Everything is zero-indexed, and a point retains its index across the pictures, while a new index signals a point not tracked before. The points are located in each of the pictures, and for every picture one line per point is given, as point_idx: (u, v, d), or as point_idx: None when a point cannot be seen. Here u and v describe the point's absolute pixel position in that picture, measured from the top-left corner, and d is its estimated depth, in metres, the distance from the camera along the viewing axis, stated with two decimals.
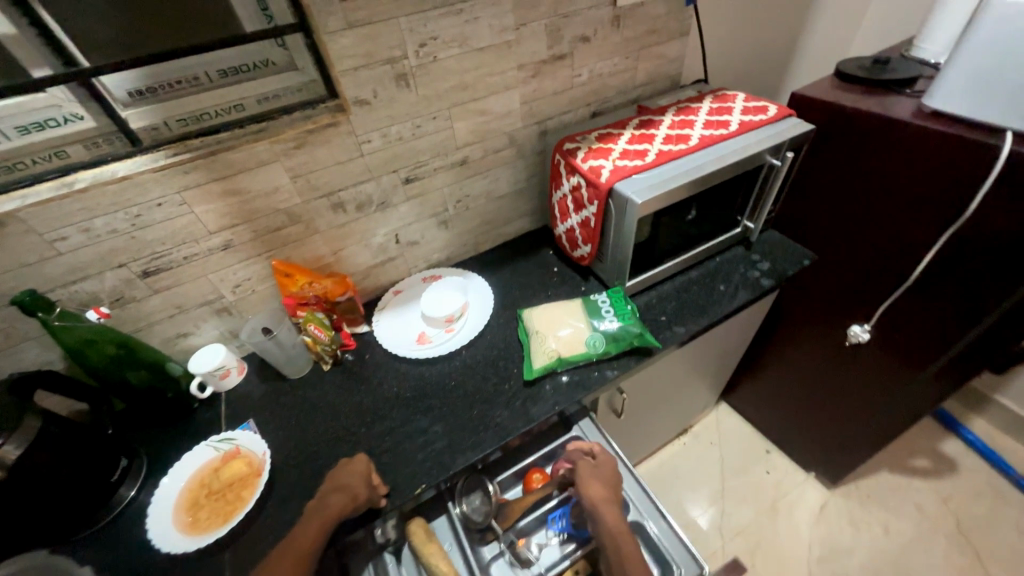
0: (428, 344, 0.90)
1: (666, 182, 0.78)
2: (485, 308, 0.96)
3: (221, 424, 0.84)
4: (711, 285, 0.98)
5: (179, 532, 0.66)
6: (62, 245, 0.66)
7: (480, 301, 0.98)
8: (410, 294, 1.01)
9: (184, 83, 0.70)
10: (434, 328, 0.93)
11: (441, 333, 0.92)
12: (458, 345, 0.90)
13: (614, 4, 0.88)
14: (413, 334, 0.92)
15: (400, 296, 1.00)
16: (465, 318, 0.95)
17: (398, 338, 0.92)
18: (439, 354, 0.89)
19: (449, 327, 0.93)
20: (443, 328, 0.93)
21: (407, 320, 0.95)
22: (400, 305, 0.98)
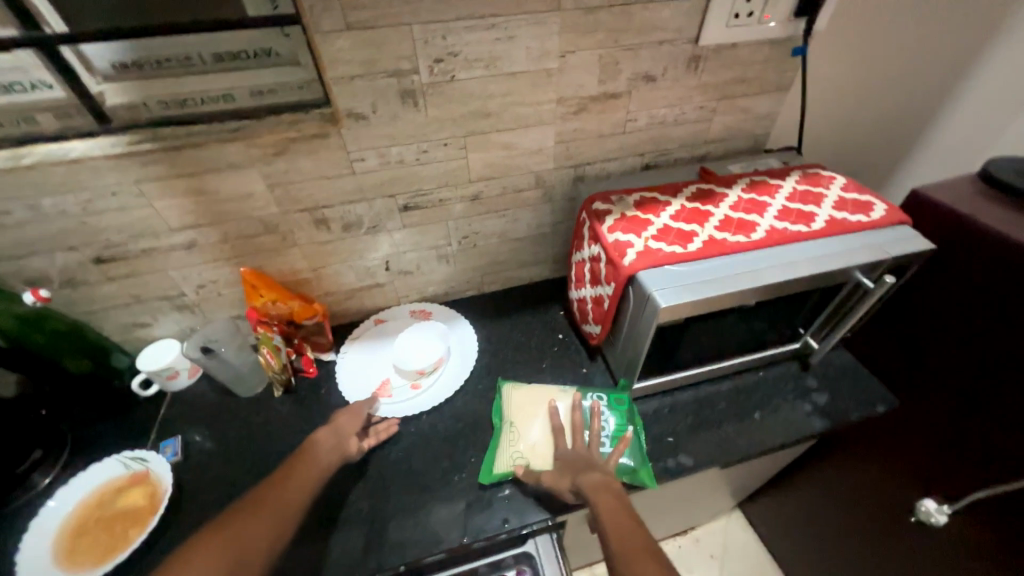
0: (387, 398, 0.78)
1: (705, 286, 0.59)
2: (465, 369, 0.82)
3: (151, 433, 0.77)
4: (744, 407, 0.78)
5: (55, 561, 0.60)
6: (7, 219, 0.60)
7: (461, 357, 0.84)
8: (391, 329, 0.90)
9: (173, 63, 0.61)
10: (401, 379, 0.81)
11: (406, 387, 0.80)
12: (420, 409, 0.77)
13: (695, 42, 0.70)
14: (376, 381, 0.81)
15: (382, 327, 0.90)
16: (440, 373, 0.81)
17: (359, 381, 0.81)
18: (396, 415, 0.76)
19: (417, 382, 0.80)
20: (410, 381, 0.80)
21: (377, 362, 0.84)
22: (375, 340, 0.88)
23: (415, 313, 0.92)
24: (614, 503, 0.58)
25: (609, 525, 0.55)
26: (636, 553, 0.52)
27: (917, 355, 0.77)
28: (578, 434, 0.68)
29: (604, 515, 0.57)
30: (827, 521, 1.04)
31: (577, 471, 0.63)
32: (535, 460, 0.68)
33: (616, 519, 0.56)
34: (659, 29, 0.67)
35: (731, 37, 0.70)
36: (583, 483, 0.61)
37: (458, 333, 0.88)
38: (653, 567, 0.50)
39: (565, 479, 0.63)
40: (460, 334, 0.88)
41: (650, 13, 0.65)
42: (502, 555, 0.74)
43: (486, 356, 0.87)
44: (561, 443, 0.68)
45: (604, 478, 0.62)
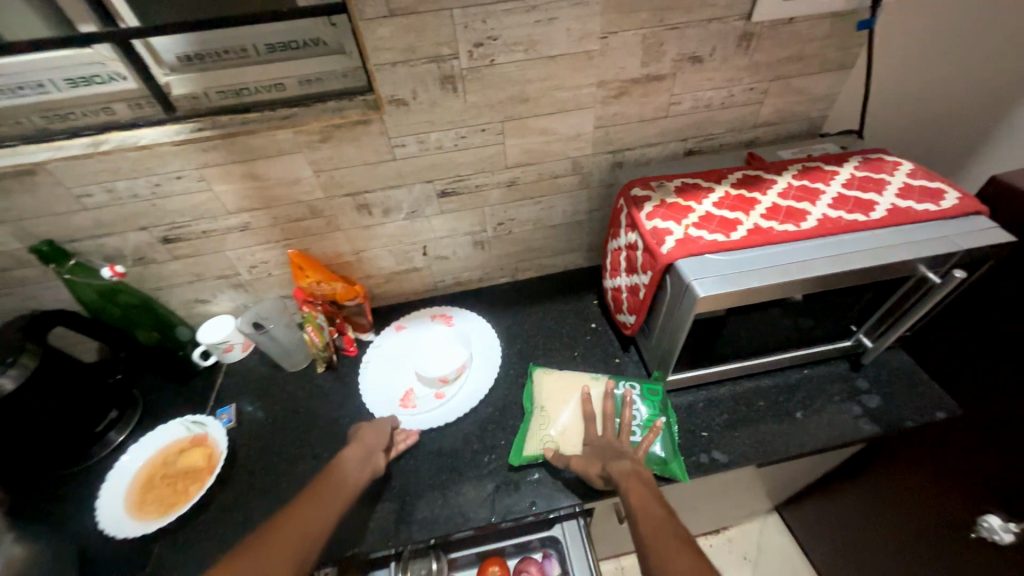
0: (411, 409, 0.77)
1: (748, 277, 0.57)
2: (487, 376, 0.80)
3: (209, 402, 0.83)
4: (786, 405, 0.75)
5: (125, 511, 0.66)
6: (89, 201, 0.67)
7: (483, 363, 0.83)
8: (411, 335, 0.89)
9: (231, 54, 0.65)
10: (423, 390, 0.80)
11: (429, 398, 0.78)
12: (444, 420, 0.75)
13: (747, 19, 0.66)
14: (399, 391, 0.80)
15: (402, 333, 0.89)
16: (463, 381, 0.80)
17: (381, 391, 0.80)
18: (419, 427, 0.75)
19: (440, 391, 0.79)
20: (433, 392, 0.79)
21: (399, 371, 0.83)
22: (395, 347, 0.86)
23: (435, 318, 0.91)
24: (646, 492, 0.57)
25: (640, 515, 0.55)
26: (668, 541, 0.51)
27: (988, 359, 0.71)
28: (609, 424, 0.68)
29: (636, 504, 0.56)
30: (874, 532, 0.98)
31: (608, 460, 0.63)
32: (566, 447, 0.68)
33: (648, 509, 0.55)
34: (708, 5, 0.64)
35: (787, 11, 0.66)
36: (614, 471, 0.61)
37: (478, 339, 0.87)
38: (686, 556, 0.49)
39: (596, 465, 0.64)
40: (481, 339, 0.87)
41: None
42: (529, 537, 0.75)
43: (518, 342, 0.88)
44: (591, 433, 0.68)
45: (634, 466, 0.61)
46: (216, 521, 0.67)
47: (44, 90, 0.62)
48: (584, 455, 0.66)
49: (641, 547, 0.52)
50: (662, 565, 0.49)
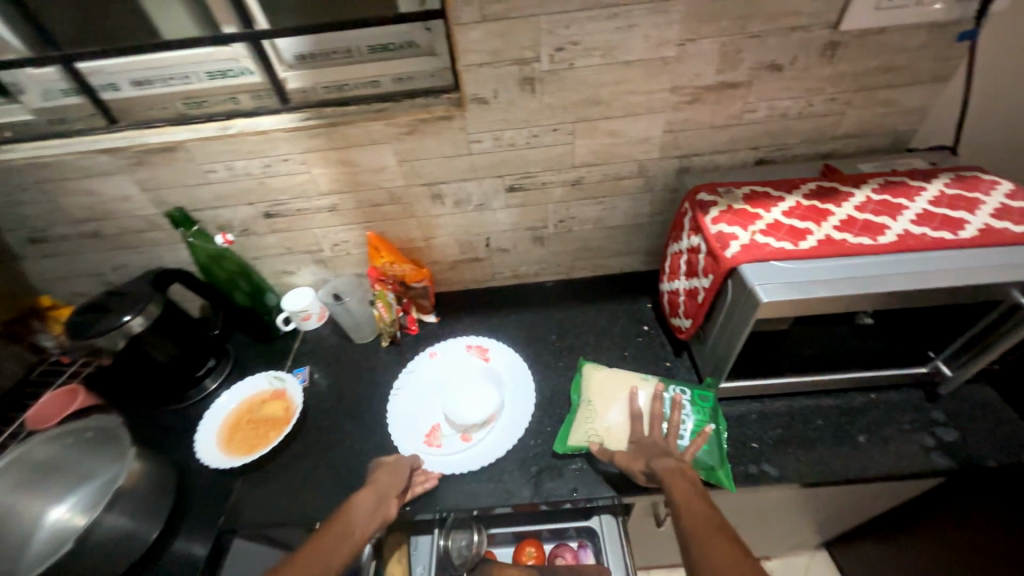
0: (435, 448, 0.75)
1: (815, 286, 0.56)
2: (517, 423, 0.76)
3: (287, 362, 0.93)
4: (847, 428, 0.72)
5: (217, 446, 0.77)
6: (212, 176, 0.78)
7: (514, 410, 0.78)
8: (445, 366, 0.87)
9: (338, 54, 0.75)
10: (451, 430, 0.77)
11: (455, 440, 0.76)
12: (466, 467, 0.72)
13: (834, 28, 0.65)
14: (427, 427, 0.78)
15: (437, 361, 0.87)
16: (491, 426, 0.76)
17: (409, 424, 0.79)
18: (441, 469, 0.72)
19: (467, 434, 0.76)
20: (459, 433, 0.76)
21: (430, 405, 0.81)
22: (428, 376, 0.85)
23: (471, 350, 0.88)
24: (689, 489, 0.59)
25: (683, 510, 0.56)
26: (713, 538, 0.52)
27: None
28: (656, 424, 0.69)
29: (679, 501, 0.57)
30: None
31: (651, 457, 0.64)
32: (612, 441, 0.70)
33: (691, 506, 0.56)
34: (793, 13, 0.64)
35: (878, 21, 0.64)
36: (658, 468, 0.62)
37: (512, 379, 0.82)
38: (731, 553, 0.50)
39: (640, 461, 0.65)
40: (515, 380, 0.82)
41: None
42: (566, 525, 0.77)
43: (569, 338, 0.90)
44: (636, 430, 0.69)
45: (679, 465, 0.62)
46: (288, 466, 0.75)
47: (189, 81, 0.75)
48: (629, 450, 0.67)
49: (684, 541, 0.54)
50: (706, 560, 0.50)
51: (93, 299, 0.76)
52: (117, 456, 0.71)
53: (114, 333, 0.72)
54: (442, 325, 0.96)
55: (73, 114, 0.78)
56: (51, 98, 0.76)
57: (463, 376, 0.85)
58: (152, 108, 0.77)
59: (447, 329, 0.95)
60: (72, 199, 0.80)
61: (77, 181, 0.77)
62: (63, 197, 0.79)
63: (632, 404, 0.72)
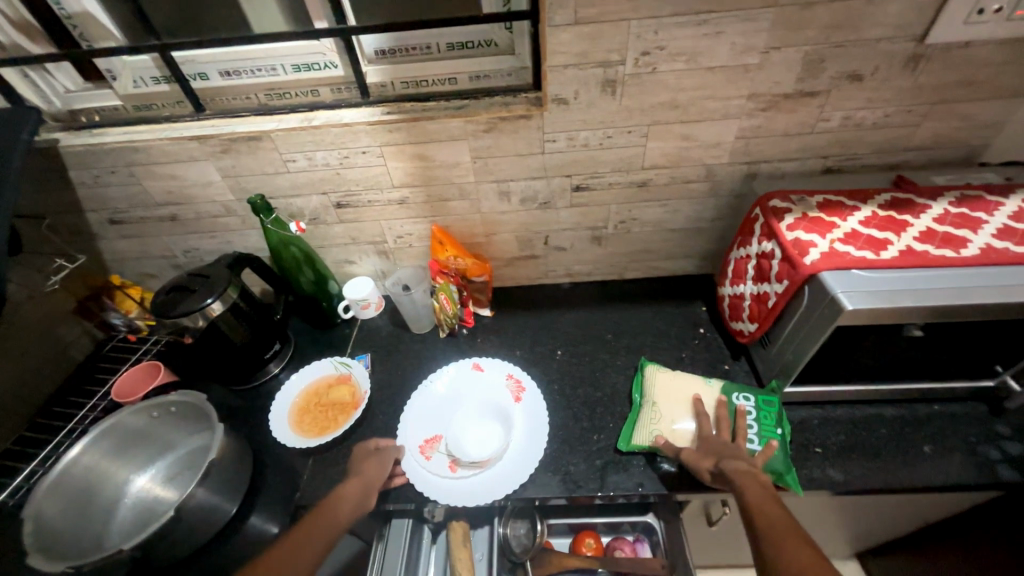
0: (422, 459, 0.74)
1: (900, 296, 0.57)
2: (504, 486, 0.70)
3: (347, 349, 0.96)
4: (910, 438, 0.72)
5: (288, 426, 0.79)
6: (291, 166, 0.80)
7: (511, 469, 0.72)
8: (478, 384, 0.84)
9: (418, 51, 0.76)
10: (442, 451, 0.75)
11: (443, 461, 0.74)
12: (426, 491, 0.70)
13: (920, 40, 0.66)
14: (427, 433, 0.78)
15: (475, 374, 0.85)
16: (477, 477, 0.72)
17: (416, 423, 0.79)
18: (412, 479, 0.72)
19: (454, 464, 0.73)
20: (450, 459, 0.74)
21: (440, 416, 0.80)
22: (460, 386, 0.84)
23: (508, 382, 0.83)
24: (762, 492, 0.60)
25: (756, 513, 0.58)
26: (790, 540, 0.53)
27: None
28: (721, 425, 0.71)
29: (751, 504, 0.59)
30: None
31: (721, 460, 0.66)
32: (677, 440, 0.72)
33: (765, 510, 0.58)
34: (881, 24, 0.64)
35: (967, 35, 0.64)
36: (729, 470, 0.64)
37: (531, 431, 0.76)
38: (807, 555, 0.51)
39: (707, 460, 0.66)
40: (533, 432, 0.76)
41: (874, 9, 0.62)
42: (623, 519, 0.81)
43: (625, 337, 0.92)
44: (702, 429, 0.71)
45: (749, 468, 0.64)
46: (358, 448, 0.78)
47: (275, 73, 0.77)
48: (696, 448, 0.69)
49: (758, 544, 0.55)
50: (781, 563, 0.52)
51: (176, 280, 0.79)
52: (203, 430, 0.76)
53: (195, 313, 0.75)
54: (498, 319, 0.98)
55: (158, 101, 0.80)
56: (140, 84, 0.78)
57: (489, 404, 0.81)
58: (236, 98, 0.80)
59: (503, 323, 0.97)
60: (156, 183, 0.83)
61: (163, 166, 0.80)
62: (148, 181, 0.83)
63: (698, 406, 0.73)
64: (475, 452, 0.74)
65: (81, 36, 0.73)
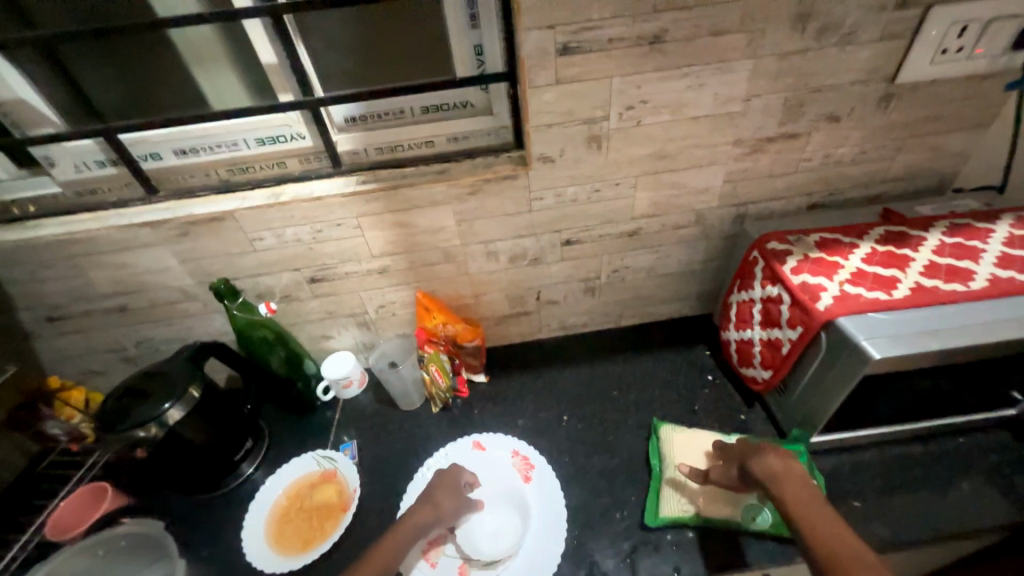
0: (428, 567, 0.65)
1: (923, 338, 0.55)
2: None
3: (329, 437, 0.86)
4: (946, 478, 0.69)
5: (267, 541, 0.69)
6: (259, 244, 0.74)
7: (530, 565, 0.64)
8: (481, 465, 0.76)
9: (392, 116, 0.72)
10: (448, 553, 0.66)
11: (452, 566, 0.65)
12: None
13: (890, 81, 0.67)
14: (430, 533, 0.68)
15: (477, 454, 0.78)
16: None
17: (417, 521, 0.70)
18: None
19: (464, 569, 0.65)
20: (459, 562, 0.65)
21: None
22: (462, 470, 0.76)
23: (515, 459, 0.75)
24: (799, 485, 0.55)
25: (793, 506, 0.53)
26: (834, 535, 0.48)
27: None
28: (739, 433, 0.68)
29: (789, 503, 0.53)
30: None
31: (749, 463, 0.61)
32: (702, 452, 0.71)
33: (802, 503, 0.53)
34: (853, 69, 0.65)
35: (932, 74, 0.66)
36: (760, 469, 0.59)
37: (544, 517, 0.68)
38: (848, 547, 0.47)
39: (732, 467, 0.64)
40: (547, 517, 0.68)
41: (846, 55, 0.64)
42: None
43: (631, 392, 0.86)
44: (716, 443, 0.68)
45: (783, 459, 0.59)
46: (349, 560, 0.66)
47: (236, 148, 0.71)
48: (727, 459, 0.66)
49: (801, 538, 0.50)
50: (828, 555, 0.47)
51: (127, 382, 0.69)
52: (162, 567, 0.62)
53: (148, 422, 0.65)
54: (494, 384, 0.91)
55: (105, 185, 0.72)
56: (82, 170, 0.70)
57: (495, 489, 0.72)
58: (194, 176, 0.73)
59: (500, 388, 0.90)
60: (103, 274, 0.74)
61: (110, 255, 0.72)
62: (93, 272, 0.73)
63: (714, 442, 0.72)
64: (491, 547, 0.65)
65: (13, 125, 0.65)
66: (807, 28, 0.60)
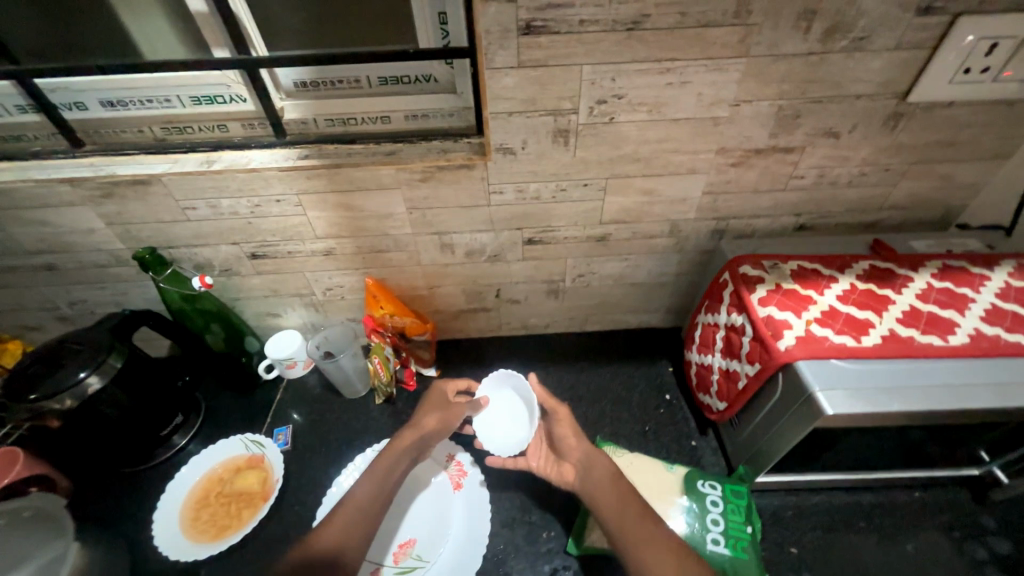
0: None
1: (884, 397, 0.50)
2: None
3: (266, 419, 0.83)
4: (891, 533, 0.65)
5: (180, 525, 0.66)
6: (192, 214, 0.68)
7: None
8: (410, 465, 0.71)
9: (345, 84, 0.64)
10: (364, 558, 0.63)
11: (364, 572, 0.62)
12: None
13: (901, 98, 0.59)
14: None
15: None
16: None
17: None
18: None
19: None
20: (371, 569, 0.62)
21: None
22: None
23: (448, 465, 0.71)
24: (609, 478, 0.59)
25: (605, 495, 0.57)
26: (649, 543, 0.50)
27: None
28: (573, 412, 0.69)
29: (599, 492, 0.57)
30: None
31: (577, 457, 0.63)
32: None
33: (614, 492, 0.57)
34: (860, 81, 0.57)
35: (950, 95, 0.58)
36: (586, 463, 0.62)
37: (466, 532, 0.65)
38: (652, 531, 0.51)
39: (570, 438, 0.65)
40: (471, 530, 0.66)
41: (854, 64, 0.55)
42: None
43: (582, 404, 0.82)
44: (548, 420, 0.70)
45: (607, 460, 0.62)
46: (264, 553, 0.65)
47: (169, 105, 0.64)
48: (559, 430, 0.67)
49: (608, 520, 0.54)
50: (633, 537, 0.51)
51: (46, 346, 0.65)
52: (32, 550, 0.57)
53: (62, 393, 0.61)
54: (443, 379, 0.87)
55: (28, 133, 0.66)
56: (1, 114, 0.64)
57: (420, 494, 0.68)
58: (124, 131, 0.66)
59: None
60: (24, 230, 0.69)
61: (30, 211, 0.66)
62: (13, 227, 0.68)
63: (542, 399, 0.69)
64: (519, 429, 0.70)
65: None
66: (812, 28, 0.52)
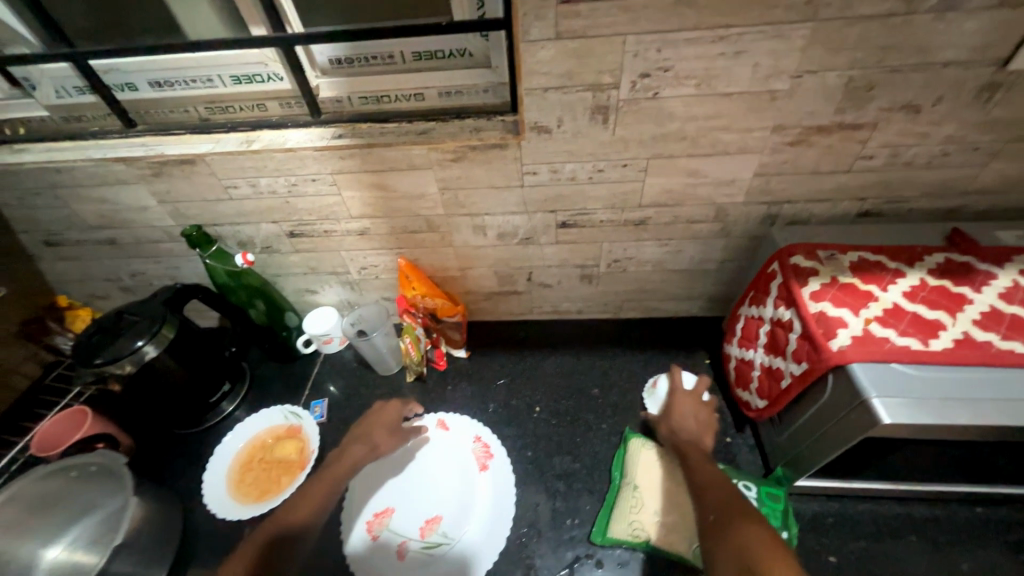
0: (370, 538, 0.65)
1: (950, 409, 0.46)
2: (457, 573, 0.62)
3: (304, 390, 0.86)
4: (945, 549, 0.60)
5: (227, 486, 0.72)
6: (234, 192, 0.70)
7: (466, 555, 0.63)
8: (440, 445, 0.74)
9: (379, 60, 0.63)
10: (391, 528, 0.66)
11: (392, 543, 0.65)
12: None
13: (1001, 66, 0.51)
14: (380, 505, 0.68)
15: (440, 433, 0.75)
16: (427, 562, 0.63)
17: (368, 492, 0.69)
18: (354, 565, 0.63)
19: (402, 547, 0.64)
20: (399, 541, 0.65)
21: (402, 478, 0.71)
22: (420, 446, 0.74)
23: (475, 446, 0.73)
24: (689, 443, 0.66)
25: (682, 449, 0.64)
26: (711, 485, 0.55)
27: None
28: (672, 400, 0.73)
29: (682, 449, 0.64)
30: None
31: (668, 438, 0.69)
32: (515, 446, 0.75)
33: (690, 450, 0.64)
34: (950, 47, 0.50)
35: None
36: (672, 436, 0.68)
37: (490, 513, 0.66)
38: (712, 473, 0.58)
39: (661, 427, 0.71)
40: (495, 511, 0.67)
41: (943, 27, 0.48)
42: None
43: (612, 392, 0.80)
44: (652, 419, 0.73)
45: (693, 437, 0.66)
46: None
47: (212, 84, 0.65)
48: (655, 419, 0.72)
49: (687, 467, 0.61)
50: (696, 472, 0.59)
51: (103, 318, 0.69)
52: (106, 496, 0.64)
53: (123, 359, 0.65)
54: (473, 360, 0.87)
55: (87, 114, 0.69)
56: (63, 95, 0.67)
57: (448, 473, 0.71)
58: (172, 111, 0.69)
59: (479, 365, 0.86)
60: (87, 207, 0.74)
61: (91, 188, 0.71)
62: (77, 204, 0.73)
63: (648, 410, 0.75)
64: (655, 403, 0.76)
65: None
66: None
